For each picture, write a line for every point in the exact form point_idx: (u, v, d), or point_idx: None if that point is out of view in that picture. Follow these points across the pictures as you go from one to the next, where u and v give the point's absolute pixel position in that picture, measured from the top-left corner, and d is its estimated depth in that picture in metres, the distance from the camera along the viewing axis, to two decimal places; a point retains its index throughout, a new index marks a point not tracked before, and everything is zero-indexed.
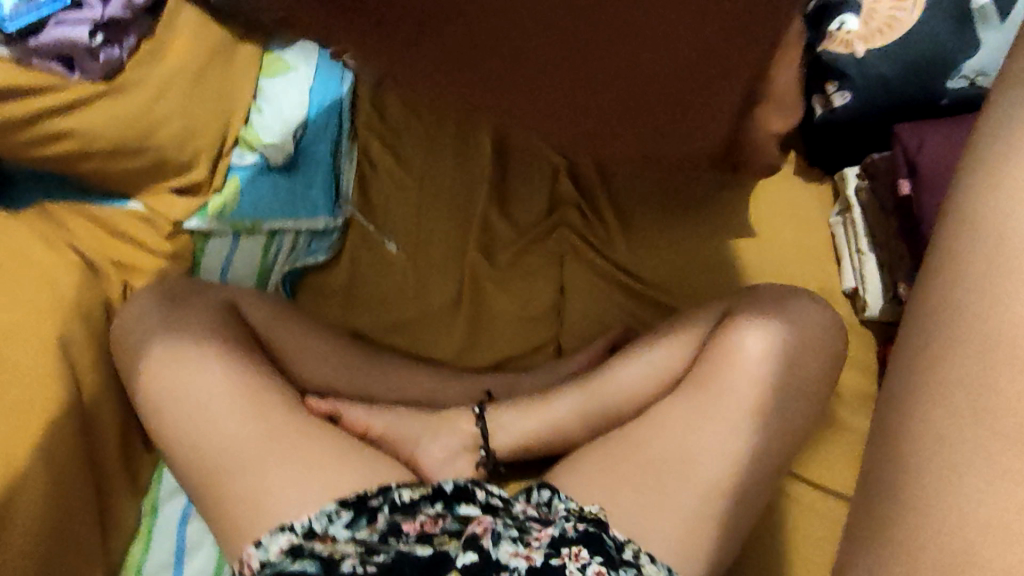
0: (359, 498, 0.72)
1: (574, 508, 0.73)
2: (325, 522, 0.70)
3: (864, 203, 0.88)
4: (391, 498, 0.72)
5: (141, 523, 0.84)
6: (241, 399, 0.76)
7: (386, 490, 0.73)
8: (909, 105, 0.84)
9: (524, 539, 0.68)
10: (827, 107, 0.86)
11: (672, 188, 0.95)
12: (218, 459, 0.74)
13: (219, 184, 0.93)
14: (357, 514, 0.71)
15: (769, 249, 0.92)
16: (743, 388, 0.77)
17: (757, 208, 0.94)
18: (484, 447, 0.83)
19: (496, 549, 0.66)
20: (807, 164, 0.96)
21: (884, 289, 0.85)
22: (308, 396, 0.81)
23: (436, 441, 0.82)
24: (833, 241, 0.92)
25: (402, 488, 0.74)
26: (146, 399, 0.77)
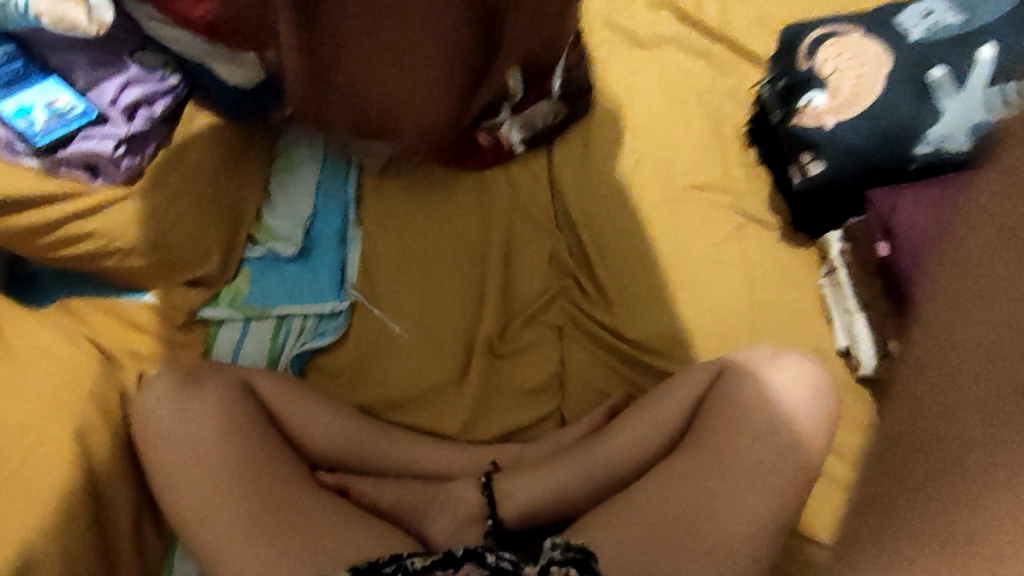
0: (370, 565, 0.72)
1: (560, 543, 0.73)
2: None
3: (848, 264, 0.91)
4: (403, 566, 0.72)
5: None
6: (254, 483, 0.77)
7: (398, 557, 0.73)
8: (881, 172, 0.87)
9: None
10: (804, 175, 0.90)
11: (662, 255, 0.98)
12: (230, 540, 0.75)
13: (232, 277, 0.98)
14: None
15: (760, 311, 0.94)
16: (742, 451, 0.78)
17: (747, 269, 0.97)
18: (491, 515, 0.83)
19: None
20: (791, 229, 1.00)
21: (875, 347, 0.87)
22: (318, 472, 0.85)
23: (443, 511, 0.83)
24: (822, 300, 0.95)
25: (414, 557, 0.73)
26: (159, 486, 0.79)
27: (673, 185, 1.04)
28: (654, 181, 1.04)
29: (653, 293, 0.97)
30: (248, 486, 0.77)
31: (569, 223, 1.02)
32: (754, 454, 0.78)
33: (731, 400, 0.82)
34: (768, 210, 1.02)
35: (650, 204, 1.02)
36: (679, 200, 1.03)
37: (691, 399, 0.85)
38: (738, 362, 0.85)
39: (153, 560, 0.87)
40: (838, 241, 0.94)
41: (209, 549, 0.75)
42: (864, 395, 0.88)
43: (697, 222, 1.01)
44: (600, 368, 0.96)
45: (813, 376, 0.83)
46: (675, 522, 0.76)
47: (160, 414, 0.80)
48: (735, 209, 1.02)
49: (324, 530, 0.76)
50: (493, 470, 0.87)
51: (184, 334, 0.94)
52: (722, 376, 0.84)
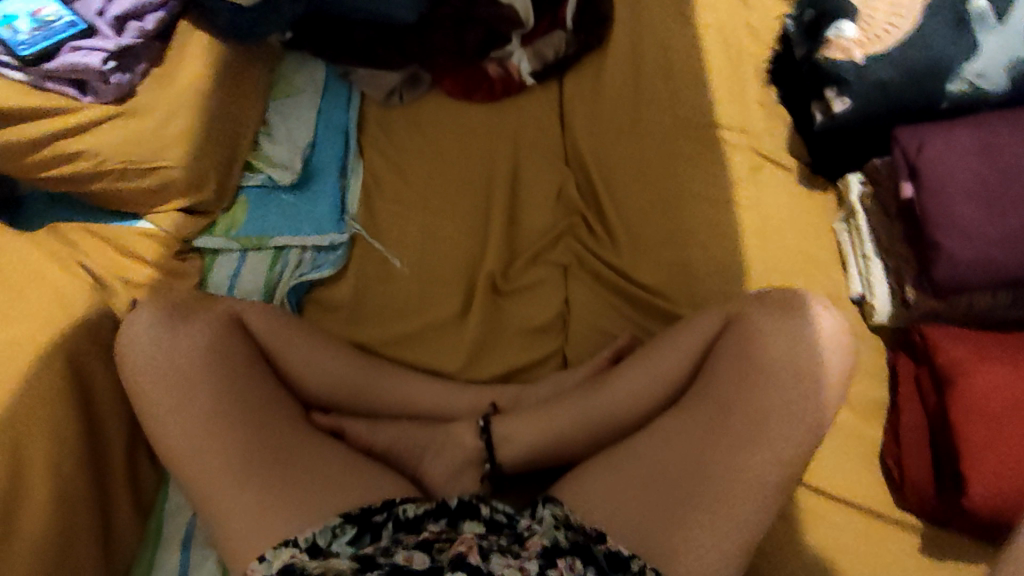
0: (363, 512, 0.72)
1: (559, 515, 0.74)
2: (329, 535, 0.69)
3: (869, 209, 0.87)
4: (395, 514, 0.72)
5: (149, 530, 0.85)
6: (249, 415, 0.76)
7: (391, 504, 0.73)
8: (910, 110, 0.83)
9: (514, 552, 0.69)
10: (828, 113, 0.87)
11: (673, 197, 0.95)
12: (223, 469, 0.73)
13: (228, 204, 0.95)
14: (361, 529, 0.70)
15: (772, 257, 0.91)
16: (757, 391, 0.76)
17: (761, 214, 0.93)
18: (489, 459, 0.83)
19: (489, 561, 0.66)
20: (810, 174, 0.96)
21: (892, 295, 0.84)
22: (313, 413, 0.83)
23: (440, 455, 0.82)
24: (838, 247, 0.91)
25: (406, 503, 0.73)
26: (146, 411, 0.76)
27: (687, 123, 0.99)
28: (666, 117, 0.99)
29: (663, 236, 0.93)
30: (245, 417, 0.75)
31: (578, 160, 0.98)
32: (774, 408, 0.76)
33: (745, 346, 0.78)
34: (786, 153, 0.97)
35: (663, 143, 0.97)
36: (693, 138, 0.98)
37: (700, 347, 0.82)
38: (755, 310, 0.80)
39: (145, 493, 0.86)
40: (858, 184, 0.89)
41: (202, 482, 0.74)
42: (877, 345, 0.85)
43: (713, 162, 0.97)
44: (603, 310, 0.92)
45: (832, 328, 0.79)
46: (680, 471, 0.75)
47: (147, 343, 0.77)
48: (752, 149, 0.98)
49: (326, 461, 0.75)
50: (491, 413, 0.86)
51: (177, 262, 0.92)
52: (737, 319, 0.81)
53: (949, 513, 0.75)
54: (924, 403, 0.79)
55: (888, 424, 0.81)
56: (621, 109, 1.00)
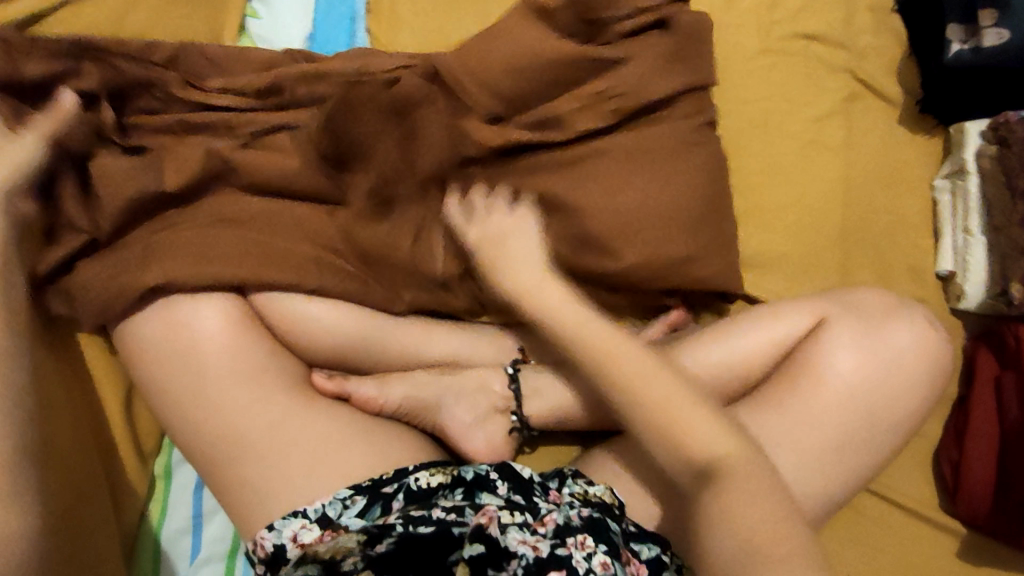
0: (374, 483, 0.65)
1: (579, 492, 0.66)
2: (338, 507, 0.63)
3: (984, 172, 0.72)
4: (407, 485, 0.65)
5: (154, 485, 0.76)
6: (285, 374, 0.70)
7: (403, 473, 0.66)
8: None
9: (530, 525, 0.62)
10: (972, 42, 0.70)
11: (753, 124, 0.79)
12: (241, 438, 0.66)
13: None
14: (371, 500, 0.64)
15: (856, 214, 0.77)
16: (814, 434, 0.65)
17: (848, 159, 0.78)
18: (517, 410, 0.76)
19: (505, 537, 0.60)
20: (915, 112, 0.79)
21: (989, 282, 0.71)
22: (316, 372, 0.72)
23: (462, 402, 0.74)
24: (935, 209, 0.77)
25: (420, 472, 0.67)
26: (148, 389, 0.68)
27: (772, 33, 0.81)
28: (749, 22, 0.81)
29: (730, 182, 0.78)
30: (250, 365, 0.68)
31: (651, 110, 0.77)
32: (853, 448, 0.66)
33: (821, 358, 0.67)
34: (892, 82, 0.80)
35: (744, 57, 0.81)
36: (780, 51, 0.81)
37: (775, 341, 0.70)
38: (843, 311, 0.69)
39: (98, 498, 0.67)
40: (978, 136, 0.73)
41: (211, 443, 0.66)
42: (956, 330, 0.75)
43: (800, 88, 0.80)
44: (658, 234, 0.73)
45: (936, 347, 0.68)
46: None
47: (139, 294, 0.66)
48: (851, 73, 0.80)
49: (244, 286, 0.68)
50: (520, 360, 0.78)
51: None
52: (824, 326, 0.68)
53: (1003, 531, 0.68)
54: (1003, 410, 0.69)
55: (953, 423, 0.73)
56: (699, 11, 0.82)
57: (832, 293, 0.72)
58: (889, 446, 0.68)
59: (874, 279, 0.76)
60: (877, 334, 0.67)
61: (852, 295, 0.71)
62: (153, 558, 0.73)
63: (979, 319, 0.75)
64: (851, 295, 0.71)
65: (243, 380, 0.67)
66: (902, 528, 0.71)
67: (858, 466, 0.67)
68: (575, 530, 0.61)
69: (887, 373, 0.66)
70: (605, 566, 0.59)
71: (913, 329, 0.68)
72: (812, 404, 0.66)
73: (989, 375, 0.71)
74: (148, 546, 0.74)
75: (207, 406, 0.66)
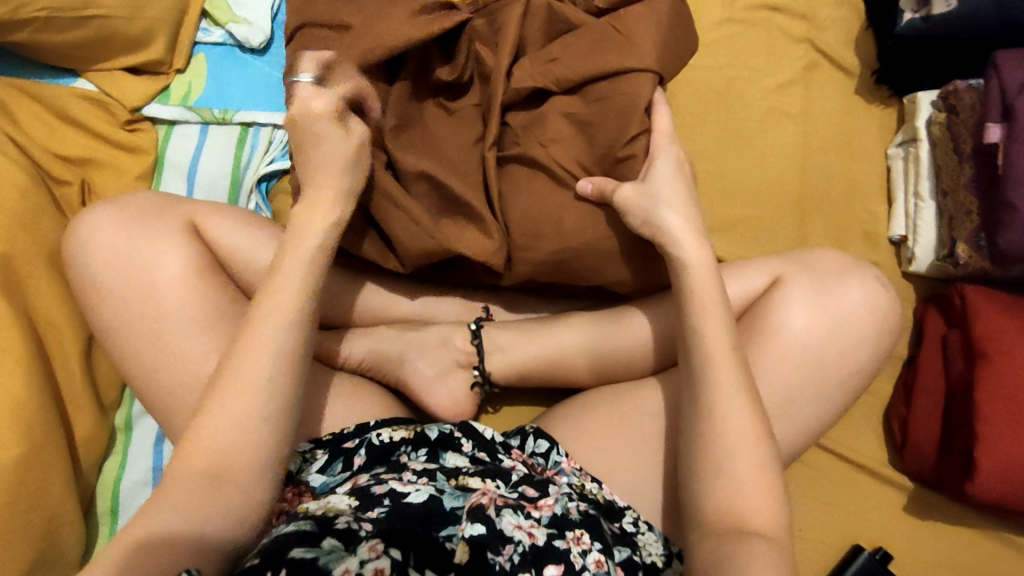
0: (335, 438, 0.66)
1: (576, 484, 0.65)
2: (299, 462, 0.64)
3: (934, 139, 0.75)
4: (370, 440, 0.65)
5: (113, 438, 0.75)
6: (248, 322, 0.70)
7: (364, 429, 0.66)
8: (1006, 37, 0.71)
9: (524, 509, 0.59)
10: (924, 12, 0.73)
11: (717, 92, 0.81)
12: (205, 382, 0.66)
13: (182, 66, 0.83)
14: (332, 456, 0.65)
15: (815, 179, 0.79)
16: (767, 383, 0.67)
17: (806, 126, 0.81)
18: (478, 365, 0.76)
19: (500, 520, 0.56)
20: (871, 83, 0.82)
21: (938, 245, 0.74)
22: None
23: (425, 355, 0.75)
24: (889, 177, 0.80)
25: (382, 428, 0.66)
26: (107, 337, 0.68)
27: (736, 5, 0.83)
28: None
29: (693, 147, 0.80)
30: (207, 314, 0.68)
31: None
32: (803, 400, 0.68)
33: (774, 316, 0.69)
34: (850, 55, 0.82)
35: (709, 26, 0.83)
36: (744, 22, 0.83)
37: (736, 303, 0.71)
38: (796, 271, 0.71)
39: (53, 449, 0.66)
40: (929, 106, 0.76)
41: (170, 391, 0.66)
42: (906, 293, 0.77)
43: (763, 58, 0.82)
44: None
45: (885, 305, 0.70)
46: (591, 361, 0.75)
47: (111, 239, 0.67)
48: (811, 44, 0.83)
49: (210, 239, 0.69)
50: (484, 318, 0.79)
51: (127, 132, 0.81)
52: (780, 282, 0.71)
53: (947, 482, 0.70)
54: (946, 367, 0.72)
55: (902, 382, 0.75)
56: None
57: (783, 255, 0.75)
58: (840, 402, 0.70)
59: (831, 242, 0.78)
60: (828, 290, 0.69)
61: (808, 257, 0.72)
62: (111, 509, 0.73)
63: (927, 283, 0.78)
64: (808, 257, 0.73)
65: (204, 326, 0.67)
66: (853, 483, 0.73)
67: (810, 419, 0.69)
68: (573, 524, 0.59)
69: (837, 330, 0.68)
70: (598, 563, 0.57)
71: (863, 288, 0.70)
72: (764, 355, 0.68)
73: (937, 333, 0.74)
74: (105, 498, 0.73)
75: (168, 351, 0.66)
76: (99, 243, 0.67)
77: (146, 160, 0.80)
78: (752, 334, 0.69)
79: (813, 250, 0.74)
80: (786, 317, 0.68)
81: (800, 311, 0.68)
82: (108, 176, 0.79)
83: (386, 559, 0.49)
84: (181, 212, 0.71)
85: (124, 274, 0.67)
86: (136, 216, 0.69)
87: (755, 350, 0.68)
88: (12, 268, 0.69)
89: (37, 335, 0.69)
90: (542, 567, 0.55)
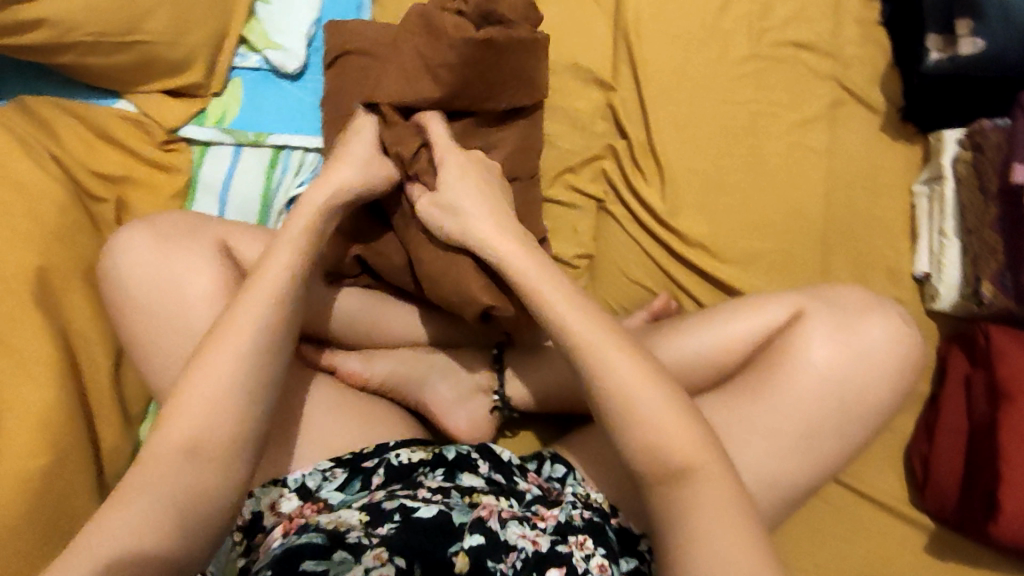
0: (354, 457, 0.65)
1: (581, 494, 0.65)
2: (319, 479, 0.64)
3: (960, 177, 0.75)
4: (388, 459, 0.65)
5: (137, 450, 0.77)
6: None
7: (383, 449, 0.66)
8: None
9: (530, 520, 0.61)
10: (949, 51, 0.74)
11: (741, 125, 0.82)
12: None
13: (219, 89, 0.86)
14: (351, 473, 0.64)
15: (838, 213, 0.80)
16: (786, 416, 0.67)
17: (830, 161, 0.81)
18: (499, 390, 0.77)
19: (504, 530, 0.58)
20: (897, 120, 0.82)
21: (962, 283, 0.74)
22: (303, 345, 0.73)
23: (447, 378, 0.76)
24: (913, 213, 0.80)
25: (400, 449, 0.67)
26: (137, 351, 0.69)
27: (761, 40, 0.84)
28: (740, 29, 0.85)
29: (716, 179, 0.80)
30: None
31: (649, 135, 0.82)
32: (822, 435, 0.68)
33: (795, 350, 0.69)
34: (875, 91, 0.83)
35: (735, 60, 0.84)
36: (769, 57, 0.84)
37: (758, 335, 0.72)
38: (820, 305, 0.71)
39: (80, 460, 0.68)
40: (954, 144, 0.76)
41: None
42: (929, 331, 0.77)
43: (788, 93, 0.83)
44: None
45: (907, 343, 0.70)
46: None
47: (146, 258, 0.69)
48: (836, 80, 0.83)
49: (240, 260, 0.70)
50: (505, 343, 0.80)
51: (164, 152, 0.83)
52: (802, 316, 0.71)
53: (970, 523, 0.69)
54: (970, 406, 0.72)
55: (924, 420, 0.75)
56: (694, 16, 0.85)
57: (805, 288, 0.75)
58: (860, 438, 0.69)
59: (853, 277, 0.78)
60: (850, 326, 0.69)
61: (832, 292, 0.72)
62: None
63: (951, 320, 0.77)
64: (832, 293, 0.73)
65: None
66: (873, 521, 0.73)
67: (828, 454, 0.68)
68: (576, 529, 0.60)
69: (859, 366, 0.68)
70: (603, 567, 0.58)
71: (886, 326, 0.69)
72: (784, 389, 0.67)
73: (960, 372, 0.73)
74: None
75: None
76: (134, 261, 0.69)
77: (181, 179, 0.83)
78: (773, 368, 0.69)
79: (838, 285, 0.74)
80: (808, 351, 0.68)
81: (823, 347, 0.68)
82: (144, 194, 0.82)
83: (391, 567, 0.52)
84: (213, 232, 0.72)
85: (156, 292, 0.69)
86: (168, 236, 0.71)
87: (776, 384, 0.68)
88: (48, 282, 0.71)
89: (69, 347, 0.71)
90: (545, 570, 0.56)
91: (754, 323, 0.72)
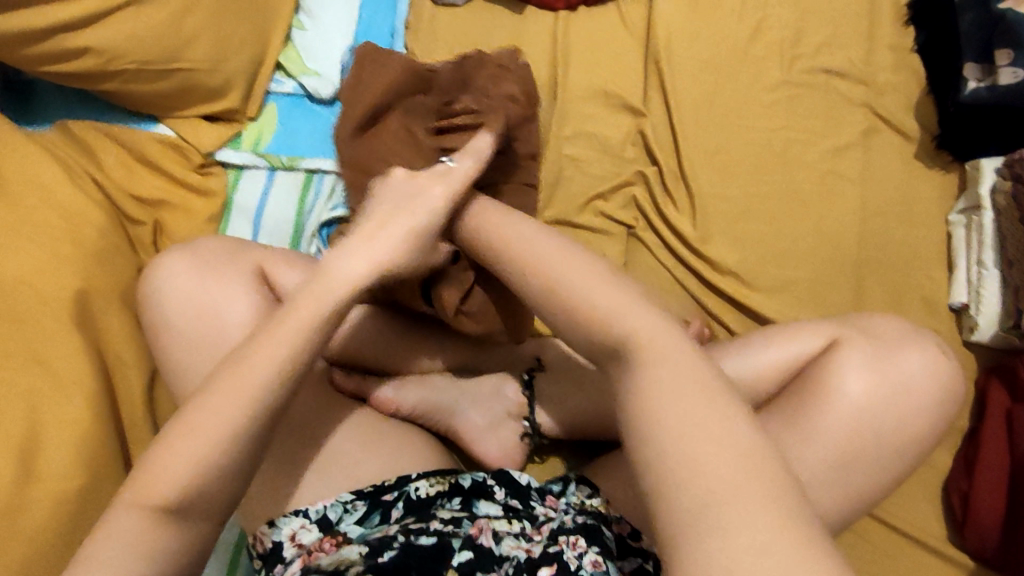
0: (375, 490, 0.64)
1: (575, 502, 0.65)
2: (340, 511, 0.63)
3: (999, 208, 0.74)
4: (407, 493, 0.64)
5: None
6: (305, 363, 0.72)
7: (404, 480, 0.65)
8: None
9: (525, 534, 0.61)
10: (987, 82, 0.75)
11: (773, 152, 0.82)
12: None
13: (255, 114, 0.87)
14: (372, 507, 0.63)
15: (873, 242, 0.79)
16: (821, 451, 0.66)
17: (864, 188, 0.80)
18: (528, 416, 0.77)
19: (498, 545, 0.59)
20: (932, 149, 0.81)
21: (1002, 315, 0.73)
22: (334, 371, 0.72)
23: (476, 405, 0.75)
24: (949, 243, 0.78)
25: (421, 481, 0.65)
26: (169, 373, 0.70)
27: (794, 68, 0.84)
28: (772, 57, 0.85)
29: (747, 207, 0.80)
30: None
31: (680, 162, 0.82)
32: (858, 469, 0.66)
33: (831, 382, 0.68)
34: (910, 120, 0.82)
35: (767, 87, 0.84)
36: (802, 84, 0.84)
37: (792, 366, 0.70)
38: (857, 336, 0.70)
39: (113, 482, 0.68)
40: (993, 174, 0.76)
41: None
42: (967, 363, 0.76)
43: (820, 121, 0.82)
44: None
45: (948, 377, 0.68)
46: None
47: (184, 285, 0.70)
48: (870, 108, 0.83)
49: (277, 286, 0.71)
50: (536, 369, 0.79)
51: (199, 176, 0.84)
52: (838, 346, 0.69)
53: (1013, 564, 0.67)
54: (1011, 442, 0.70)
55: (963, 456, 0.73)
56: (725, 43, 0.85)
57: (839, 317, 0.74)
58: (896, 472, 0.68)
59: (888, 308, 0.77)
60: (889, 359, 0.68)
61: (868, 322, 0.71)
62: None
63: (989, 353, 0.76)
64: (868, 324, 0.71)
65: None
66: (910, 558, 0.71)
67: (864, 489, 0.67)
68: (568, 531, 0.59)
69: (896, 399, 0.67)
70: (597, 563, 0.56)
71: (926, 360, 0.68)
72: (820, 422, 0.66)
73: (1001, 408, 0.71)
74: None
75: None
76: (173, 288, 0.70)
77: (216, 202, 0.84)
78: (810, 401, 0.67)
79: (875, 316, 0.73)
80: (847, 383, 0.67)
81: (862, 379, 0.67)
82: (179, 217, 0.83)
83: None
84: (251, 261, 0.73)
85: (191, 316, 0.69)
86: (207, 262, 0.72)
87: (814, 418, 0.67)
88: (86, 304, 0.72)
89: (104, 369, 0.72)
90: (537, 570, 0.56)
91: (789, 353, 0.71)
